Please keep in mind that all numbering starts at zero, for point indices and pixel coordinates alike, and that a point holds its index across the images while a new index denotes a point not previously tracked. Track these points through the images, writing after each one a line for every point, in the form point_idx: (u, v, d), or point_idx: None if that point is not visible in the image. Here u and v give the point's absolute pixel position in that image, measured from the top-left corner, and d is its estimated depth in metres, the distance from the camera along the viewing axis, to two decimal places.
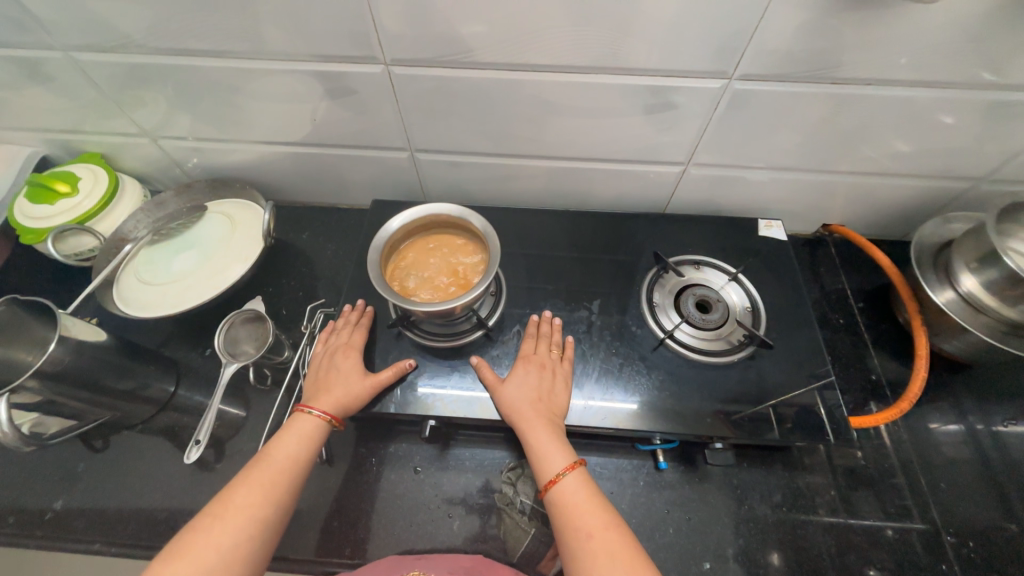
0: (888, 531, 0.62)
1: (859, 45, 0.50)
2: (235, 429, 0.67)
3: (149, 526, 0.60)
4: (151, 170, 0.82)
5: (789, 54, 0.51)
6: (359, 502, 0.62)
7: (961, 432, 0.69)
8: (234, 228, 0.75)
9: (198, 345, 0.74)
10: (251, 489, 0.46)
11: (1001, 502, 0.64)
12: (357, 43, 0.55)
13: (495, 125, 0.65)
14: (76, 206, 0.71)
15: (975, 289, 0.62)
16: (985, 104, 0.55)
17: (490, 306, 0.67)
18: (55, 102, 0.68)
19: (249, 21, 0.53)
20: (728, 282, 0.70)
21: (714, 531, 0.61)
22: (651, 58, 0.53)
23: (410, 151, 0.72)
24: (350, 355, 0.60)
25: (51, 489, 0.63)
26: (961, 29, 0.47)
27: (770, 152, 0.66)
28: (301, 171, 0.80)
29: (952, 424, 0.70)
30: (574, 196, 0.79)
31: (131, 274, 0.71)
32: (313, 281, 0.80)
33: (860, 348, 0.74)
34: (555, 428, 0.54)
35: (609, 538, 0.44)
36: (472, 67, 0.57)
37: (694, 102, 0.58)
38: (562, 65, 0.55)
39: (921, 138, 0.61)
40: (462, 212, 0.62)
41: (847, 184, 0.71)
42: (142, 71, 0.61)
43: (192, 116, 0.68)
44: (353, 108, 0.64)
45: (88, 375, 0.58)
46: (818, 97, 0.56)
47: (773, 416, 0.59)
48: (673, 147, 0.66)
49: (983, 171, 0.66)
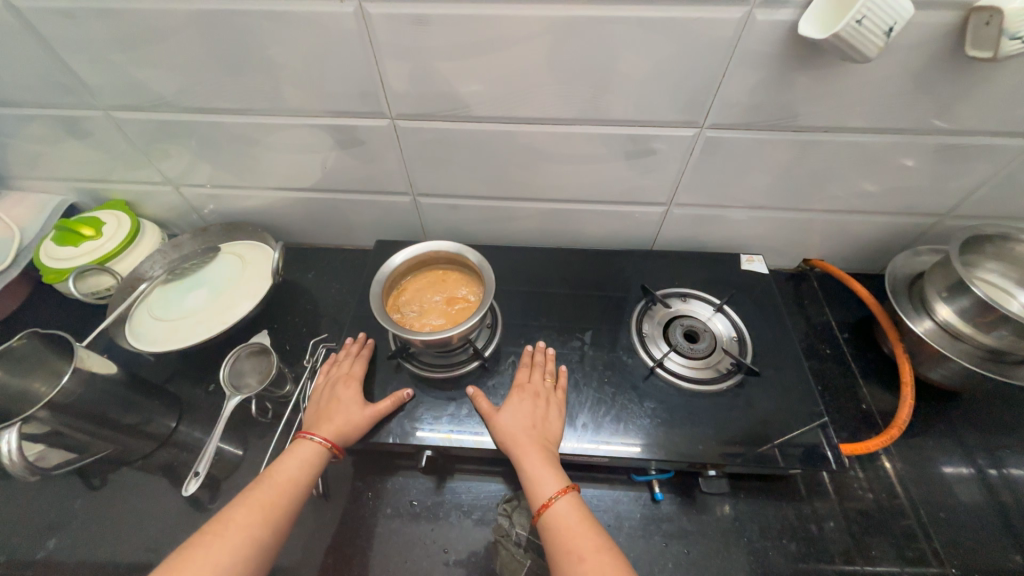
0: (900, 573, 0.60)
1: (812, 97, 0.56)
2: (233, 464, 0.67)
3: (141, 565, 0.59)
4: (170, 215, 0.88)
5: (751, 106, 0.58)
6: (354, 538, 0.61)
7: (968, 472, 0.68)
8: (244, 267, 0.80)
9: (202, 381, 0.76)
10: (251, 510, 0.47)
11: (1008, 537, 0.63)
12: (367, 101, 0.62)
13: (490, 171, 0.71)
14: (99, 248, 0.76)
15: (951, 318, 0.65)
16: (934, 147, 0.61)
17: (486, 337, 0.70)
18: (90, 155, 0.75)
19: (273, 84, 0.60)
20: (714, 313, 0.73)
21: (715, 566, 0.60)
22: (629, 110, 0.59)
23: (412, 196, 0.78)
24: (350, 385, 0.62)
25: (44, 528, 0.63)
26: (900, 83, 0.53)
27: (745, 192, 0.71)
28: (309, 215, 0.85)
29: (958, 463, 0.69)
30: (565, 235, 0.84)
31: (144, 311, 0.74)
32: (316, 317, 0.84)
33: (849, 378, 0.76)
34: (548, 454, 0.55)
35: (601, 561, 0.44)
36: (469, 120, 0.63)
37: (671, 148, 0.64)
38: (549, 118, 0.62)
39: (882, 178, 0.66)
40: (459, 249, 0.67)
41: (820, 221, 0.76)
42: (172, 127, 0.68)
43: (213, 165, 0.75)
44: (361, 157, 0.71)
45: (96, 407, 0.60)
46: (781, 143, 0.62)
47: (778, 457, 0.59)
48: (654, 188, 0.71)
49: (945, 207, 0.71)
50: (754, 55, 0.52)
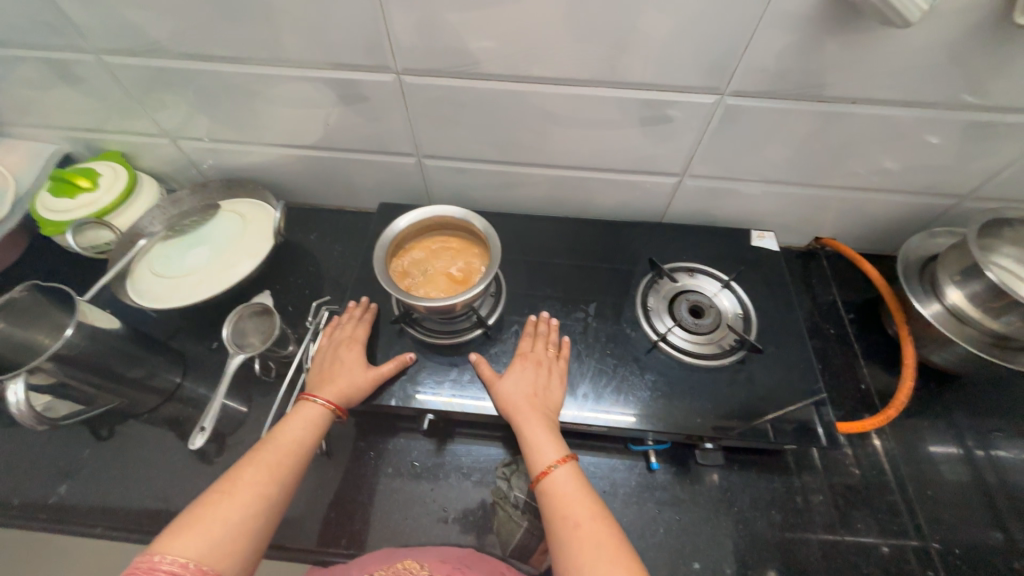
0: (883, 547, 0.62)
1: (844, 65, 0.53)
2: (237, 421, 0.69)
3: (150, 513, 0.62)
4: (168, 170, 0.85)
5: (778, 72, 0.54)
6: (357, 495, 0.63)
7: (959, 454, 0.69)
8: (246, 225, 0.78)
9: (205, 339, 0.76)
10: (258, 469, 0.48)
11: (990, 516, 0.65)
12: (371, 54, 0.58)
13: (499, 133, 0.68)
14: (96, 201, 0.74)
15: (960, 302, 0.64)
16: (966, 124, 0.58)
17: (490, 305, 0.69)
18: (82, 102, 0.72)
19: (271, 31, 0.57)
20: (721, 289, 0.72)
21: (704, 533, 0.62)
22: (649, 73, 0.56)
23: (417, 157, 0.75)
24: (354, 348, 0.62)
25: (55, 475, 0.65)
26: (939, 53, 0.50)
27: (762, 166, 0.69)
28: (311, 173, 0.83)
29: (950, 445, 0.70)
30: (574, 205, 0.82)
31: (145, 268, 0.73)
32: (318, 279, 0.83)
33: (850, 359, 0.76)
34: (549, 423, 0.55)
35: (597, 528, 0.46)
36: (479, 78, 0.60)
37: (689, 116, 0.62)
38: (564, 78, 0.59)
39: (905, 156, 0.64)
40: (465, 215, 0.65)
41: (836, 199, 0.74)
42: (167, 76, 0.65)
43: (210, 118, 0.72)
44: (364, 114, 0.68)
45: (100, 361, 0.60)
46: (806, 114, 0.59)
47: (769, 430, 0.60)
48: (669, 158, 0.69)
49: (968, 188, 0.68)
50: (787, 15, 0.49)
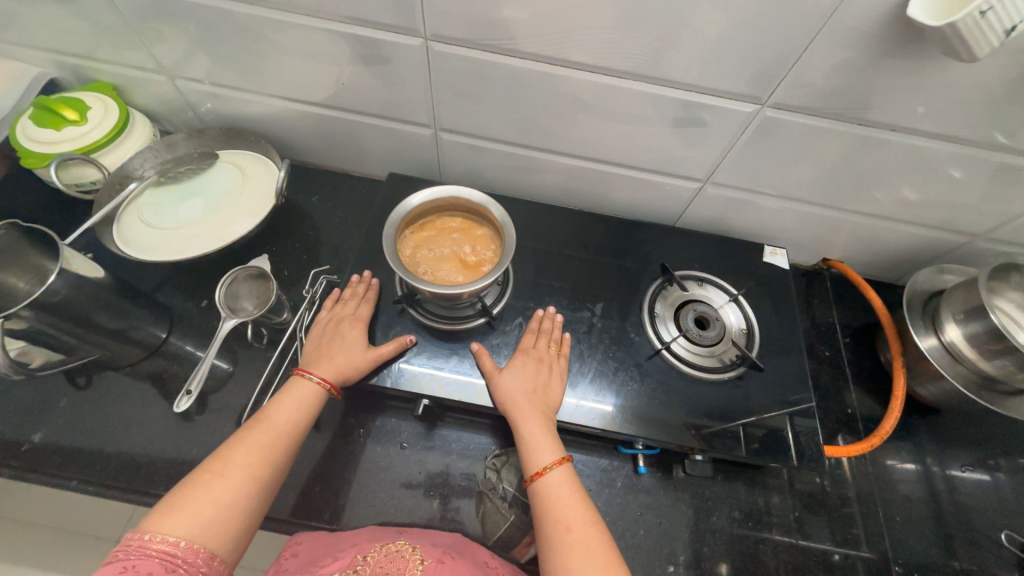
0: (836, 555, 0.65)
1: (890, 90, 0.51)
2: (222, 384, 0.67)
3: (126, 469, 0.60)
4: (163, 110, 0.79)
5: (823, 89, 0.52)
6: (342, 471, 0.62)
7: (918, 471, 0.72)
8: (245, 181, 0.74)
9: (194, 296, 0.73)
10: (250, 450, 0.47)
11: (950, 544, 0.67)
12: (398, 12, 0.54)
13: (523, 115, 0.65)
14: (83, 135, 0.69)
15: (958, 340, 0.65)
16: (994, 165, 0.57)
17: (495, 295, 0.68)
18: (71, 24, 0.66)
19: None
20: (728, 302, 0.71)
21: (679, 537, 0.64)
22: (691, 72, 0.54)
23: (434, 129, 0.72)
24: (356, 327, 0.60)
25: (27, 421, 0.62)
26: (987, 90, 0.49)
27: (787, 182, 0.67)
28: (318, 132, 0.78)
29: (911, 463, 0.73)
30: (589, 198, 0.79)
31: (133, 215, 0.69)
32: (317, 246, 0.80)
33: (840, 382, 0.77)
34: (547, 423, 0.55)
35: (587, 535, 0.46)
36: (511, 54, 0.56)
37: (722, 122, 0.59)
38: (600, 66, 0.55)
39: (929, 189, 0.63)
40: (482, 200, 0.62)
41: (852, 223, 0.73)
42: (168, 7, 0.59)
43: (214, 60, 0.66)
44: (383, 77, 0.64)
45: (80, 309, 0.57)
46: (842, 135, 0.58)
47: (742, 436, 0.61)
48: (694, 162, 0.67)
49: (983, 228, 0.68)
50: (844, 30, 0.46)
